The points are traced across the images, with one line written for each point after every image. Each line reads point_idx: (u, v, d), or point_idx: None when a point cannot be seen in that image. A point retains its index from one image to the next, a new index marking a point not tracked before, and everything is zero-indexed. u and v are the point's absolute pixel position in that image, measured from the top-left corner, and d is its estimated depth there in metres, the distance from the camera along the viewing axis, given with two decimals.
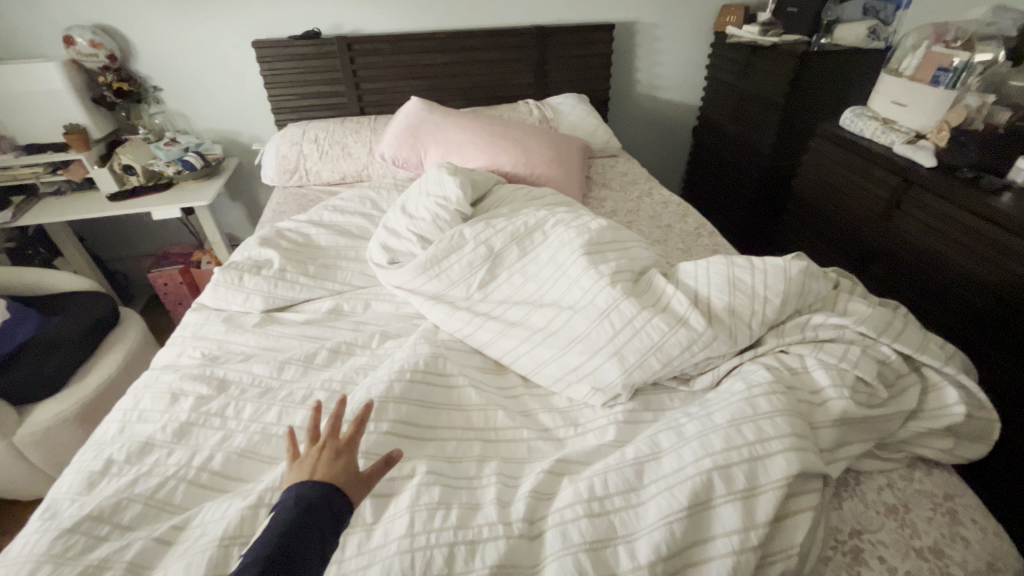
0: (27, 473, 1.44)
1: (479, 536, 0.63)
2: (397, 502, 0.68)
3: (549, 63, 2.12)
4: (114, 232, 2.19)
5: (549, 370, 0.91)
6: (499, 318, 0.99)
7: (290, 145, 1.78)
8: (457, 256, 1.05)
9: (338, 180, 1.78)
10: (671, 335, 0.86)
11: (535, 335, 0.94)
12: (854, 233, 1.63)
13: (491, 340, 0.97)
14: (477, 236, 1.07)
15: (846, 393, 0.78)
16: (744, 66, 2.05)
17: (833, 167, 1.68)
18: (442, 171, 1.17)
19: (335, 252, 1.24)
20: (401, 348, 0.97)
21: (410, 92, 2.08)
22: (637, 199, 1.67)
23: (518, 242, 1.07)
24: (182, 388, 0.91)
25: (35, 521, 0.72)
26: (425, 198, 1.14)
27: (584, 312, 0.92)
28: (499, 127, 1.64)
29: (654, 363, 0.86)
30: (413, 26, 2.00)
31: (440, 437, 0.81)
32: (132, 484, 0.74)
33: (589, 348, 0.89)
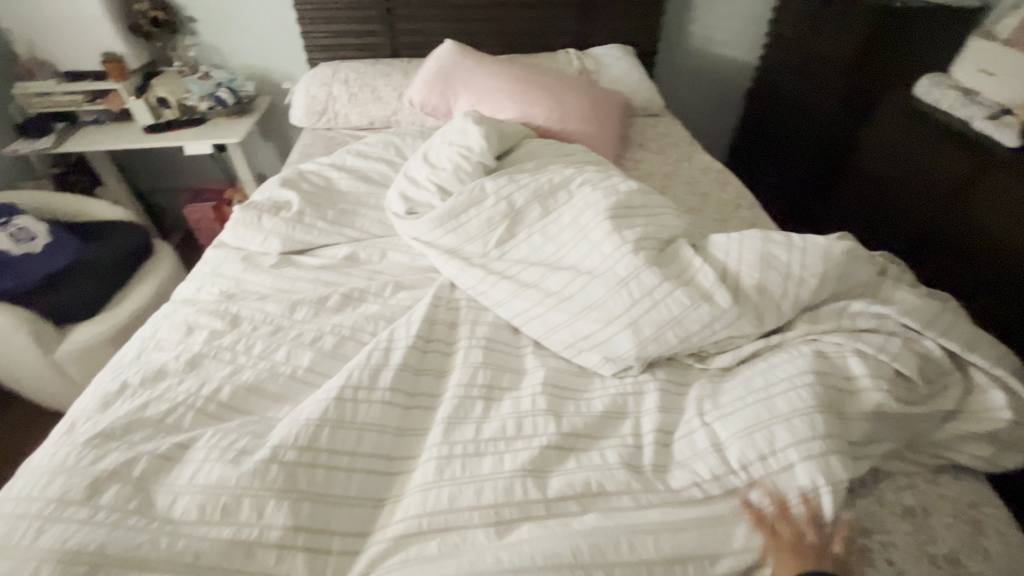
0: (69, 389, 1.53)
1: None
2: None
3: (596, 9, 1.96)
4: (151, 164, 2.23)
5: (560, 335, 0.89)
6: (513, 278, 0.96)
7: (320, 85, 1.73)
8: (477, 211, 1.01)
9: (366, 124, 1.74)
10: (693, 310, 0.82)
11: (548, 300, 0.91)
12: (912, 216, 1.49)
13: (504, 299, 0.94)
14: (498, 191, 1.02)
15: (883, 387, 0.72)
16: (811, 22, 1.85)
17: (898, 142, 1.53)
18: (467, 118, 1.11)
19: (355, 200, 1.22)
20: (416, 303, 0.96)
21: (446, 35, 1.98)
22: (675, 163, 1.57)
23: (541, 200, 1.02)
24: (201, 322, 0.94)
25: (55, 434, 0.76)
26: (448, 147, 1.09)
27: (602, 279, 0.87)
28: (534, 77, 1.54)
29: (672, 338, 0.82)
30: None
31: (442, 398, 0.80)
32: (144, 408, 0.77)
33: (604, 317, 0.85)
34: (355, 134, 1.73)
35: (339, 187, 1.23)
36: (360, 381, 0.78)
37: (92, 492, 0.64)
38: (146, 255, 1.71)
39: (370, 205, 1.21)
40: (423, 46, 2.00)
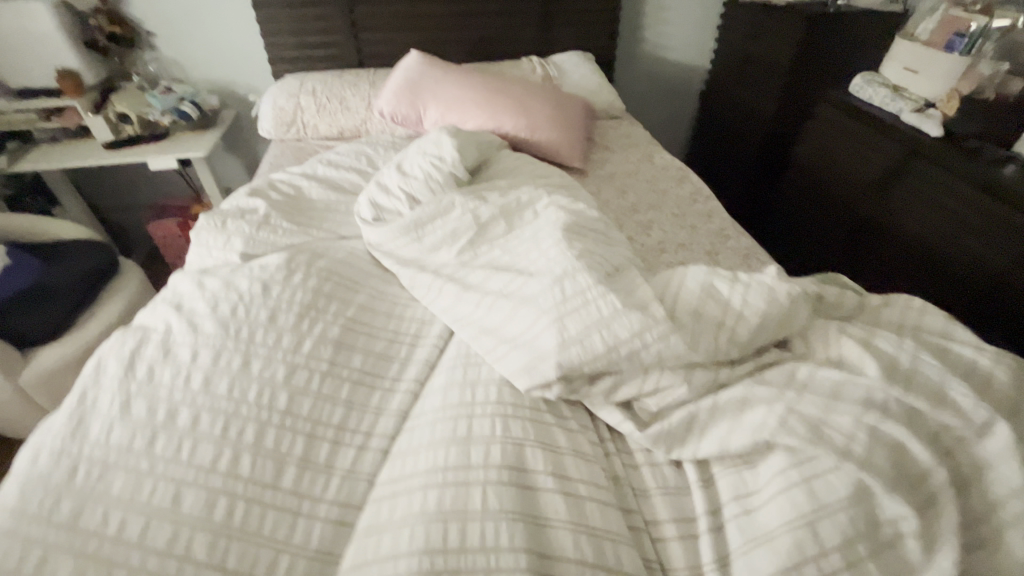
0: (35, 415, 1.49)
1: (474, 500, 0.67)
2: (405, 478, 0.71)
3: (555, 19, 2.04)
4: (111, 182, 2.17)
5: (486, 342, 0.85)
6: (464, 283, 0.95)
7: (287, 97, 1.74)
8: (443, 222, 1.05)
9: (335, 134, 1.76)
10: (621, 314, 0.77)
11: (488, 300, 0.89)
12: (851, 207, 1.61)
13: (449, 306, 0.94)
14: (464, 205, 1.06)
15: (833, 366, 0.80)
16: (753, 28, 1.98)
17: (835, 138, 1.65)
18: (443, 133, 1.15)
19: (328, 207, 1.22)
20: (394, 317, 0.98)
21: (411, 45, 2.02)
22: (637, 162, 1.65)
23: (507, 217, 1.05)
24: (165, 328, 0.90)
25: (25, 460, 0.73)
26: (421, 157, 1.12)
27: (539, 278, 0.86)
28: (497, 84, 1.60)
29: (597, 342, 0.76)
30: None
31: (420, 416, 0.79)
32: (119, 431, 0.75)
33: (534, 314, 0.82)
34: (324, 145, 1.74)
35: (308, 195, 1.24)
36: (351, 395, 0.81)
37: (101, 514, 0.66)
38: (105, 270, 1.65)
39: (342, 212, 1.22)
40: (388, 56, 2.03)
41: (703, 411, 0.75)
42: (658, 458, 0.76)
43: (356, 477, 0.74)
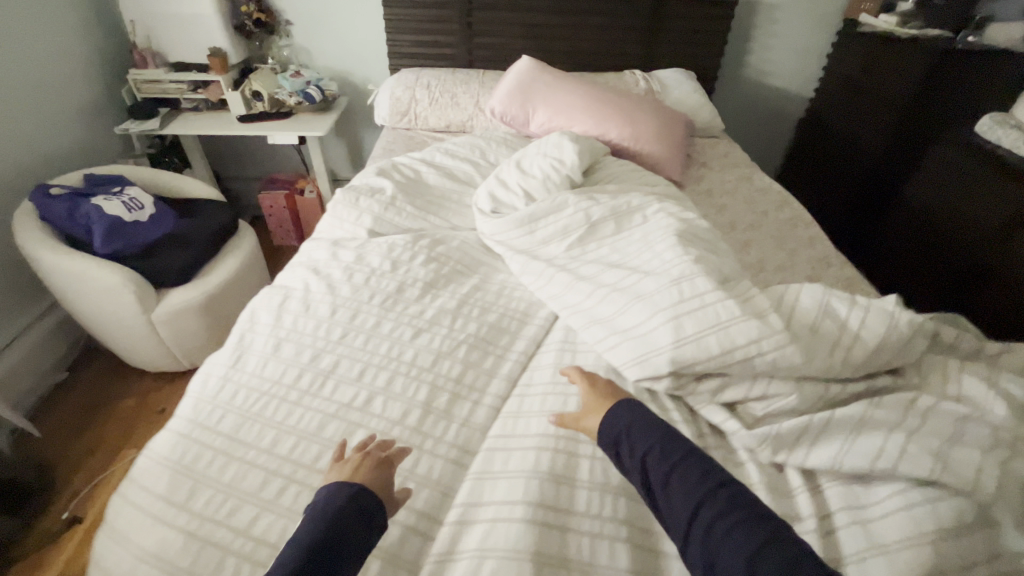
0: (157, 348, 1.67)
1: (586, 474, 0.71)
2: (520, 440, 0.75)
3: (661, 36, 2.08)
4: (232, 152, 2.40)
5: (597, 331, 0.89)
6: (574, 274, 0.99)
7: (403, 89, 1.87)
8: (555, 218, 1.10)
9: (442, 127, 1.87)
10: (740, 321, 0.78)
11: (600, 292, 0.92)
12: (968, 247, 1.53)
13: (558, 293, 0.99)
14: (577, 203, 1.10)
15: (953, 399, 0.79)
16: (865, 56, 1.92)
17: (956, 178, 1.58)
18: (563, 137, 1.20)
19: (444, 193, 1.31)
20: (500, 295, 1.03)
21: (518, 51, 2.12)
22: (735, 182, 1.65)
23: (617, 218, 1.08)
24: (306, 287, 1.01)
25: (200, 381, 0.85)
26: (542, 158, 1.17)
27: (655, 278, 0.88)
28: (605, 94, 1.65)
29: (713, 345, 0.77)
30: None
31: (534, 390, 0.83)
32: (272, 367, 0.84)
33: (649, 309, 0.84)
34: (431, 137, 1.85)
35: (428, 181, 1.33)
36: (465, 359, 0.87)
37: (258, 429, 0.75)
38: (230, 229, 1.81)
39: (456, 198, 1.30)
40: (496, 59, 2.13)
41: (813, 422, 0.77)
42: (762, 463, 0.78)
43: (473, 429, 0.79)
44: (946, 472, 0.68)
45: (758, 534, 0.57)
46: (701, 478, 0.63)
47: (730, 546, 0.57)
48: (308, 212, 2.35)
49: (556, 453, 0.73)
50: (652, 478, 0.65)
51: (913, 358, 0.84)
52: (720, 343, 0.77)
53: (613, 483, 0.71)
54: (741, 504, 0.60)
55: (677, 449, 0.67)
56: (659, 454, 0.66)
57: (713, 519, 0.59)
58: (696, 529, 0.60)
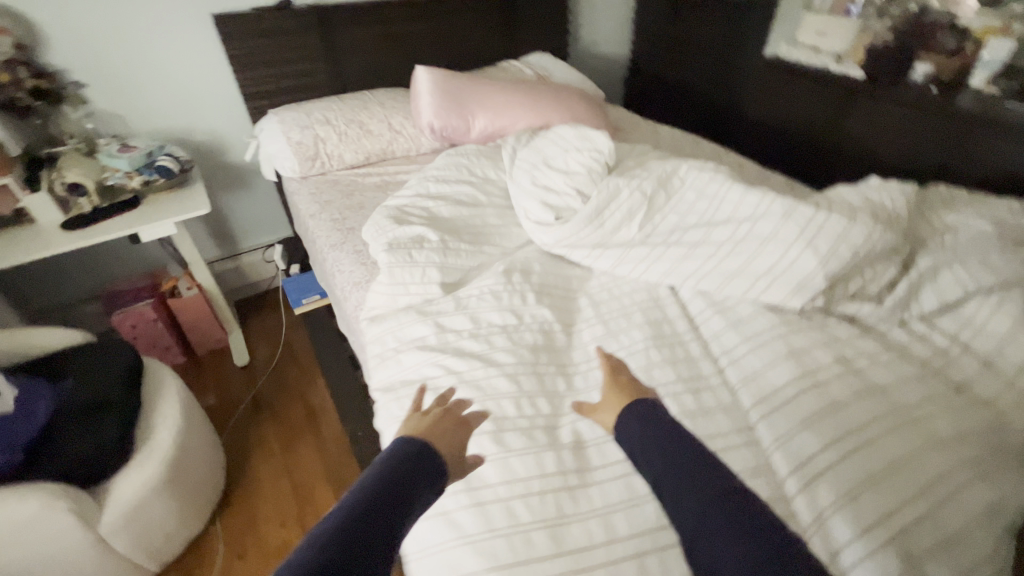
0: (112, 568, 1.17)
1: (842, 395, 0.81)
2: (779, 396, 0.81)
3: (518, 25, 2.17)
4: (38, 277, 1.71)
5: (741, 282, 0.97)
6: (678, 245, 1.05)
7: (297, 130, 1.58)
8: (618, 203, 1.12)
9: (361, 161, 1.65)
10: (852, 227, 0.95)
11: (723, 250, 1.00)
12: (807, 137, 2.09)
13: (673, 268, 1.03)
14: (630, 184, 1.14)
15: (954, 233, 1.10)
16: (674, 14, 2.40)
17: (780, 92, 2.12)
18: (581, 129, 1.19)
19: (469, 221, 1.20)
20: (618, 295, 1.04)
21: (391, 64, 1.96)
22: (652, 135, 1.88)
23: (667, 187, 1.16)
24: (448, 368, 0.85)
25: (442, 522, 0.67)
26: (576, 152, 1.16)
27: (765, 219, 0.99)
28: (529, 87, 1.69)
29: (846, 252, 0.93)
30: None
31: (740, 353, 0.88)
32: (521, 461, 0.71)
33: (781, 245, 0.96)
34: (356, 175, 1.62)
35: (443, 214, 1.19)
36: (664, 361, 0.87)
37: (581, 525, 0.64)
38: (142, 370, 1.32)
39: (482, 222, 1.20)
40: (369, 78, 1.93)
41: (911, 281, 1.00)
42: (898, 329, 0.98)
43: (728, 410, 0.81)
44: (1003, 275, 0.97)
45: (751, 530, 0.48)
46: (714, 481, 0.53)
47: (727, 543, 0.48)
48: (192, 315, 1.84)
49: (814, 390, 0.80)
50: (658, 479, 0.56)
51: (916, 214, 1.13)
52: (848, 249, 0.93)
53: (861, 388, 0.82)
54: (749, 501, 0.51)
55: (684, 446, 0.57)
56: (660, 452, 0.57)
57: (717, 520, 0.49)
58: (694, 525, 0.51)
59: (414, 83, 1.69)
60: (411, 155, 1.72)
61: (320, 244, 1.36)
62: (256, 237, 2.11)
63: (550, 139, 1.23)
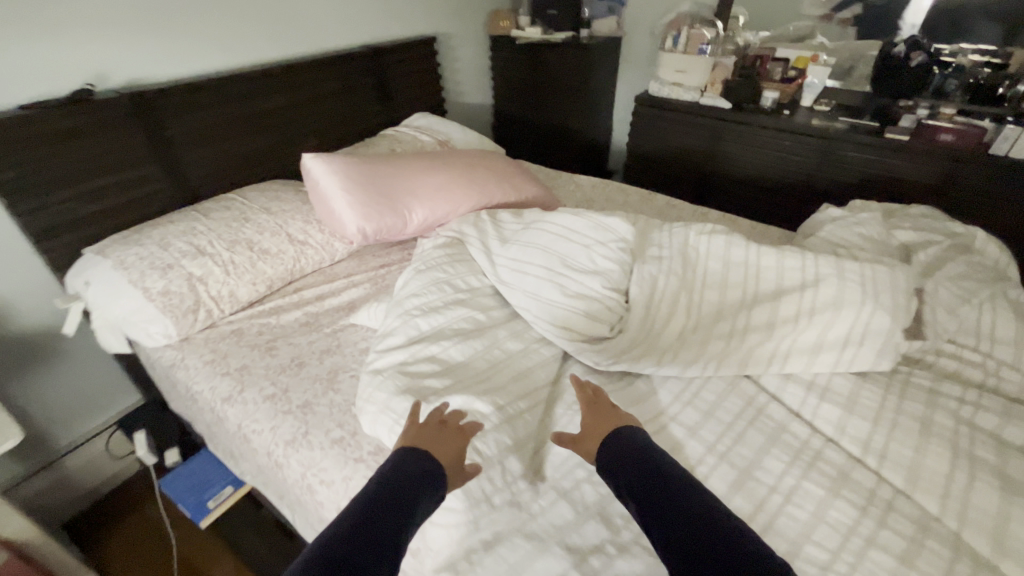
0: None
1: (998, 461, 0.76)
2: (954, 487, 0.73)
3: (393, 85, 1.89)
4: None
5: (827, 356, 0.90)
6: (743, 328, 0.94)
7: (158, 277, 1.07)
8: (661, 295, 0.97)
9: (261, 293, 1.20)
10: (896, 275, 0.95)
11: (797, 326, 0.91)
12: (693, 164, 2.22)
13: (751, 356, 0.92)
14: (663, 269, 1.00)
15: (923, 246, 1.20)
16: (535, 60, 2.36)
17: (661, 126, 2.22)
18: (594, 218, 1.00)
19: (493, 359, 0.92)
20: (710, 408, 0.88)
21: (255, 151, 1.51)
22: (579, 187, 1.79)
23: (693, 262, 1.05)
24: None
25: None
26: (599, 247, 0.97)
27: (822, 283, 0.94)
28: (457, 162, 1.45)
29: (903, 301, 0.93)
30: (223, 63, 1.43)
31: (881, 444, 0.79)
32: None
33: (852, 308, 0.91)
34: (262, 314, 1.17)
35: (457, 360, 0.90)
36: (826, 486, 0.74)
37: None
38: None
39: (507, 355, 0.93)
40: (225, 176, 1.44)
41: (934, 306, 1.04)
42: (946, 356, 1.00)
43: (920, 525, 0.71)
44: (986, 282, 1.08)
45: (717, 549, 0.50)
46: (693, 501, 0.55)
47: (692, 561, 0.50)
48: None
49: (976, 467, 0.75)
50: (638, 503, 0.58)
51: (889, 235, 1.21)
52: (903, 297, 0.93)
53: (997, 444, 0.80)
54: (719, 518, 0.53)
55: (667, 473, 0.59)
56: (639, 478, 0.59)
57: (684, 539, 0.52)
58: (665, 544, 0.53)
59: (312, 177, 1.29)
60: (325, 267, 1.33)
61: (262, 443, 0.92)
62: (75, 429, 1.42)
63: (549, 233, 1.03)
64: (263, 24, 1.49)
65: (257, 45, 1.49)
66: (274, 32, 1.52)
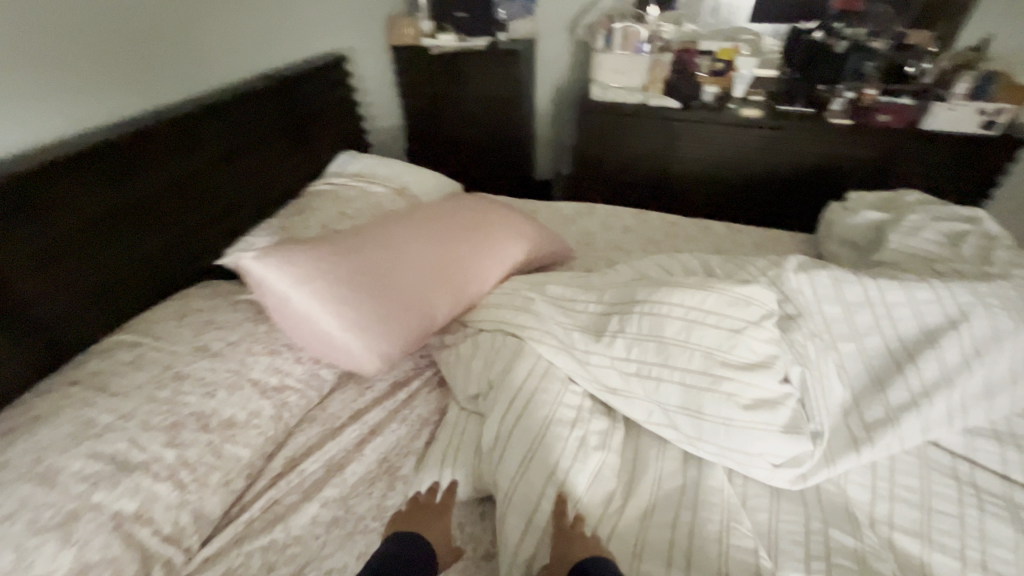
0: None
1: None
2: None
3: (307, 121, 1.44)
4: None
5: (1001, 401, 0.80)
6: (926, 389, 0.79)
7: (63, 550, 0.60)
8: (818, 370, 0.80)
9: (241, 490, 0.77)
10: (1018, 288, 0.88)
11: (976, 371, 0.79)
12: (645, 169, 2.13)
13: (934, 422, 0.78)
14: (807, 334, 0.83)
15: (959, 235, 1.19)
16: (453, 74, 2.05)
17: (608, 133, 2.07)
18: (727, 294, 0.76)
19: (666, 525, 0.68)
20: (919, 499, 0.74)
21: (149, 251, 1.00)
22: (566, 215, 1.55)
23: (816, 312, 0.88)
24: None
25: None
26: (756, 331, 0.74)
27: (968, 315, 0.84)
28: (456, 215, 1.10)
29: None
30: (53, 132, 0.91)
31: None
32: None
33: (1008, 340, 0.82)
34: (257, 527, 0.74)
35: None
36: None
37: None
38: None
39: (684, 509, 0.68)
40: (96, 309, 0.92)
41: None
42: None
43: None
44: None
45: None
46: None
47: None
48: None
49: None
50: None
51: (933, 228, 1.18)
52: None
53: None
54: None
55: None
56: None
57: None
58: None
59: (280, 288, 0.86)
60: (316, 410, 0.91)
61: None
62: None
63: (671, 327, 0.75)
64: (106, 64, 0.98)
65: (106, 96, 0.98)
66: (123, 73, 1.02)
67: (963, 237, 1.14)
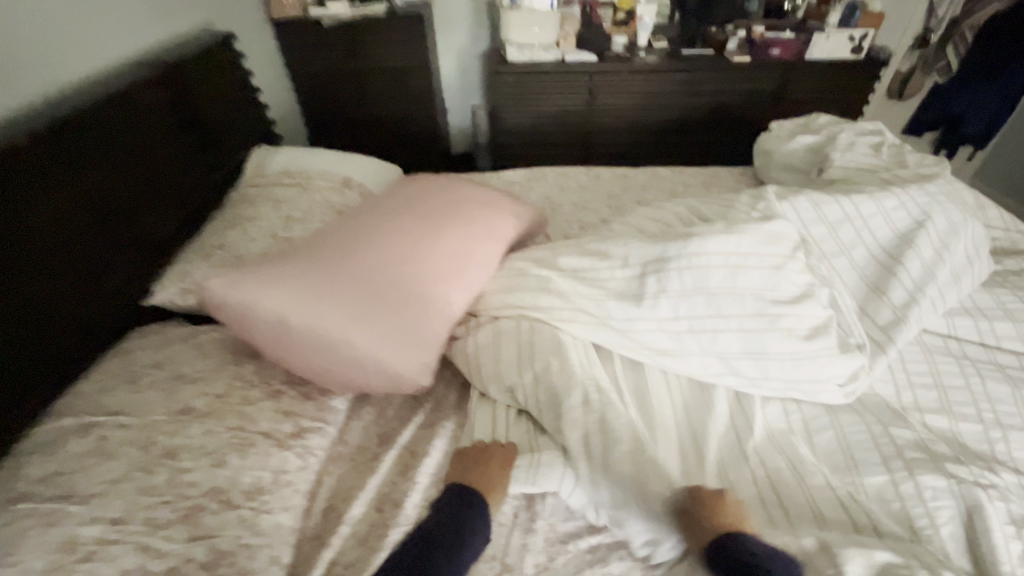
0: None
1: None
2: None
3: (203, 116, 1.19)
4: None
5: (965, 282, 0.93)
6: (916, 286, 0.89)
7: None
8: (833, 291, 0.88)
9: (295, 563, 0.64)
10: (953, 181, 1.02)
11: (947, 261, 0.91)
12: (570, 130, 2.12)
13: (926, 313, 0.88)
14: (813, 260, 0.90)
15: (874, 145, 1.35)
16: (352, 46, 1.82)
17: (529, 95, 2.01)
18: (756, 231, 0.84)
19: (743, 466, 0.72)
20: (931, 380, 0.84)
21: (53, 313, 0.78)
22: (521, 182, 1.48)
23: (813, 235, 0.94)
24: None
25: None
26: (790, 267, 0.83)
27: (929, 213, 0.95)
28: (434, 201, 1.00)
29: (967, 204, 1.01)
30: None
31: None
32: None
33: (961, 229, 0.94)
34: None
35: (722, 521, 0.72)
36: None
37: None
38: None
39: None
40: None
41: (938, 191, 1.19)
42: None
43: None
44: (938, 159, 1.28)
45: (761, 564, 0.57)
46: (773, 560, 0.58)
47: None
48: None
49: None
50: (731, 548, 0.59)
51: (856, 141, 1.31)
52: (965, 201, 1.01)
53: None
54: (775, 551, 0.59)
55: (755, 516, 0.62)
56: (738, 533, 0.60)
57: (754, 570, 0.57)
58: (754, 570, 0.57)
59: (285, 319, 0.75)
60: (339, 445, 0.78)
61: None
62: None
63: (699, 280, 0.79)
64: None
65: None
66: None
67: (881, 147, 1.30)
